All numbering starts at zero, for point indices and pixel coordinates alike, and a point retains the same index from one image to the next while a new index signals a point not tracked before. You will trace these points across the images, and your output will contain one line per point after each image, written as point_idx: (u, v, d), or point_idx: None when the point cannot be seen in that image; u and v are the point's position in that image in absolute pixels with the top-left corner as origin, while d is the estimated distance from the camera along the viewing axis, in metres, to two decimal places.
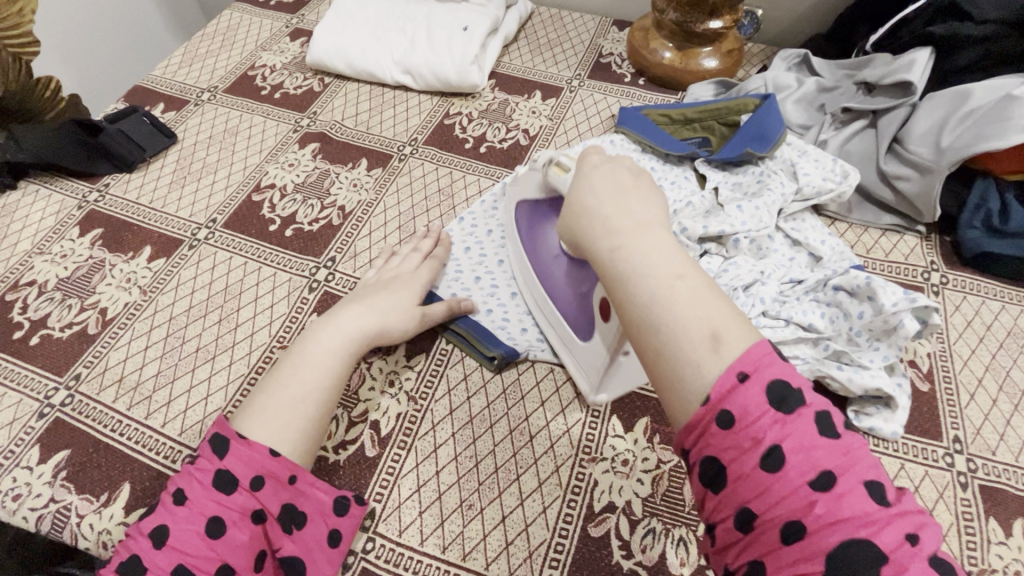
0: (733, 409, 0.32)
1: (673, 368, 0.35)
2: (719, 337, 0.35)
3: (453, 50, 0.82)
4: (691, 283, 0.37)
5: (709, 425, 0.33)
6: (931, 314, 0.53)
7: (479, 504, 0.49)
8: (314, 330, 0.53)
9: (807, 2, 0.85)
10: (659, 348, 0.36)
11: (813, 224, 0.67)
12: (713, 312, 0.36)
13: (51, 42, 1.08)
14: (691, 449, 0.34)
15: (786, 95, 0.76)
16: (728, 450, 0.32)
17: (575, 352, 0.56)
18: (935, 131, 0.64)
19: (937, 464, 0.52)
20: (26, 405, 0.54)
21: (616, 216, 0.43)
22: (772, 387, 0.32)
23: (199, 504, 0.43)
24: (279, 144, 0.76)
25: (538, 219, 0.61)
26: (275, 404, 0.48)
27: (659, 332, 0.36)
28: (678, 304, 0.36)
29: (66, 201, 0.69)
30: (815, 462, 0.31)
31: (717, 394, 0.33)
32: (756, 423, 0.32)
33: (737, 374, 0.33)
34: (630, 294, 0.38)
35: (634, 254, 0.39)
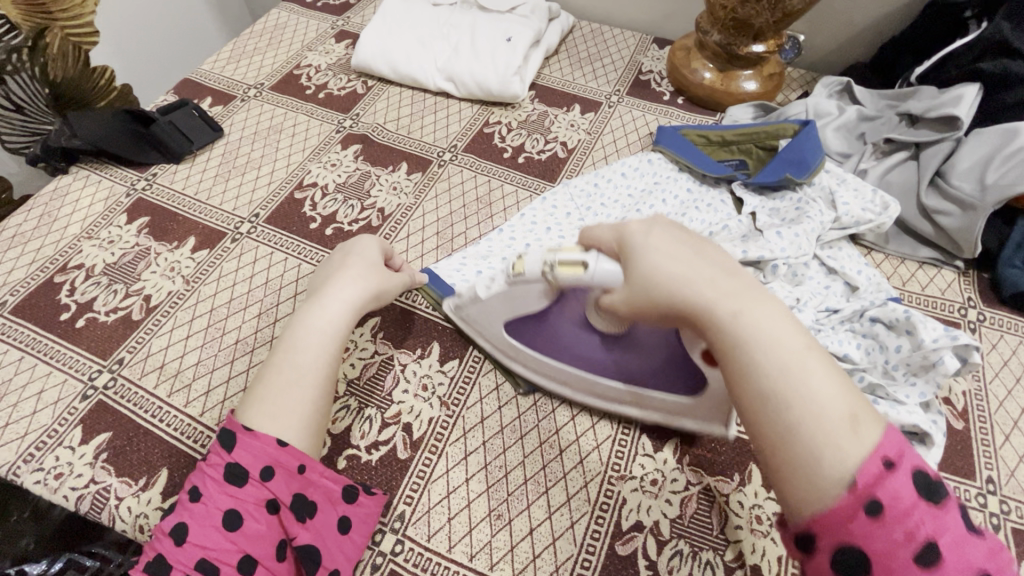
0: (881, 497, 0.32)
1: (806, 448, 0.34)
2: (858, 419, 0.34)
3: (496, 60, 0.83)
4: (810, 360, 0.37)
5: (853, 513, 0.32)
6: (971, 352, 0.53)
7: (508, 515, 0.49)
8: (303, 314, 0.52)
9: (851, 30, 0.86)
10: (787, 426, 0.35)
11: (850, 253, 0.67)
12: (835, 387, 0.36)
13: (106, 31, 1.11)
14: (822, 535, 0.33)
15: (826, 122, 0.76)
16: (874, 540, 0.32)
17: (677, 405, 0.53)
18: (979, 168, 0.64)
19: (969, 504, 0.51)
20: (70, 386, 0.55)
21: (712, 281, 0.41)
22: (918, 477, 0.33)
23: (213, 498, 0.42)
24: (323, 144, 0.78)
25: (539, 323, 0.56)
26: (275, 388, 0.47)
27: (794, 412, 0.35)
28: (815, 383, 0.35)
29: (115, 188, 0.71)
30: (968, 559, 0.31)
31: (864, 482, 0.32)
32: (910, 515, 0.32)
33: (884, 461, 0.33)
34: (749, 365, 0.37)
35: (759, 329, 0.38)
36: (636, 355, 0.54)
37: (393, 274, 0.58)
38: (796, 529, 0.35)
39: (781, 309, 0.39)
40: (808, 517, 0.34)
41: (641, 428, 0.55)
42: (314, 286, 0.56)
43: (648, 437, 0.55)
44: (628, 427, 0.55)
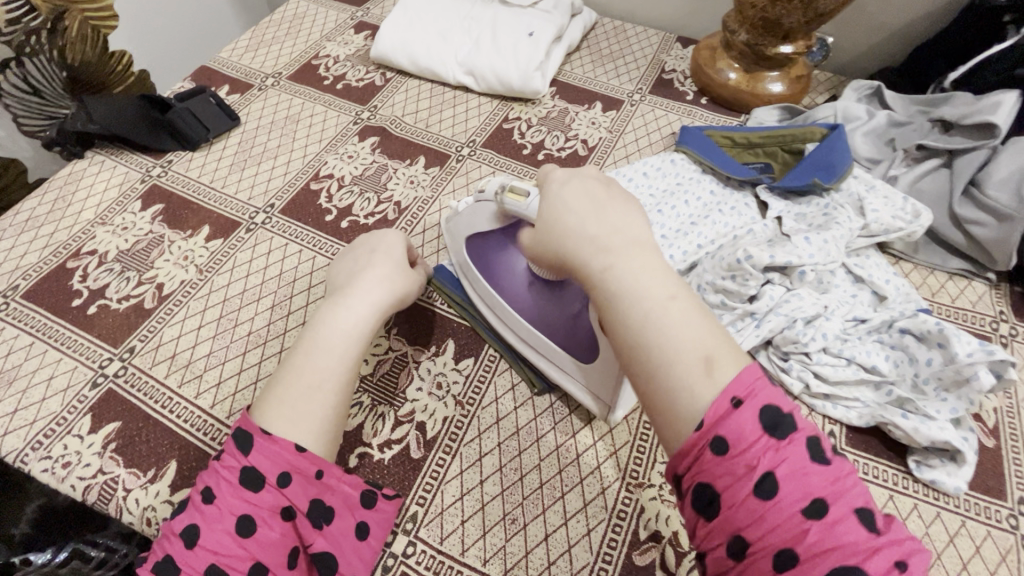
0: (725, 432, 0.34)
1: (668, 383, 0.37)
2: (712, 361, 0.36)
3: (518, 55, 0.82)
4: (680, 313, 0.39)
5: (702, 450, 0.34)
6: (1006, 369, 0.51)
7: (522, 519, 0.48)
8: (325, 313, 0.51)
9: (881, 33, 0.83)
10: (658, 368, 0.37)
11: (878, 262, 0.65)
12: (695, 330, 0.38)
13: (126, 18, 1.10)
14: (685, 474, 0.35)
15: (855, 127, 0.74)
16: (721, 476, 0.33)
17: (574, 372, 0.53)
18: (1018, 176, 0.62)
19: (1000, 525, 0.49)
20: (80, 373, 0.54)
21: (603, 236, 0.43)
22: (766, 410, 0.34)
23: (227, 503, 0.41)
24: (340, 135, 0.77)
25: (493, 251, 0.58)
26: (295, 392, 0.46)
27: (660, 357, 0.37)
28: (667, 328, 0.38)
29: (130, 174, 0.71)
30: (808, 490, 0.32)
31: (712, 417, 0.34)
32: (751, 449, 0.33)
33: (732, 398, 0.34)
34: (622, 314, 0.40)
35: (626, 276, 0.40)
36: (552, 307, 0.55)
37: (414, 274, 0.57)
38: (670, 471, 0.37)
39: (662, 265, 0.41)
40: (672, 453, 0.36)
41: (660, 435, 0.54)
42: (336, 283, 0.55)
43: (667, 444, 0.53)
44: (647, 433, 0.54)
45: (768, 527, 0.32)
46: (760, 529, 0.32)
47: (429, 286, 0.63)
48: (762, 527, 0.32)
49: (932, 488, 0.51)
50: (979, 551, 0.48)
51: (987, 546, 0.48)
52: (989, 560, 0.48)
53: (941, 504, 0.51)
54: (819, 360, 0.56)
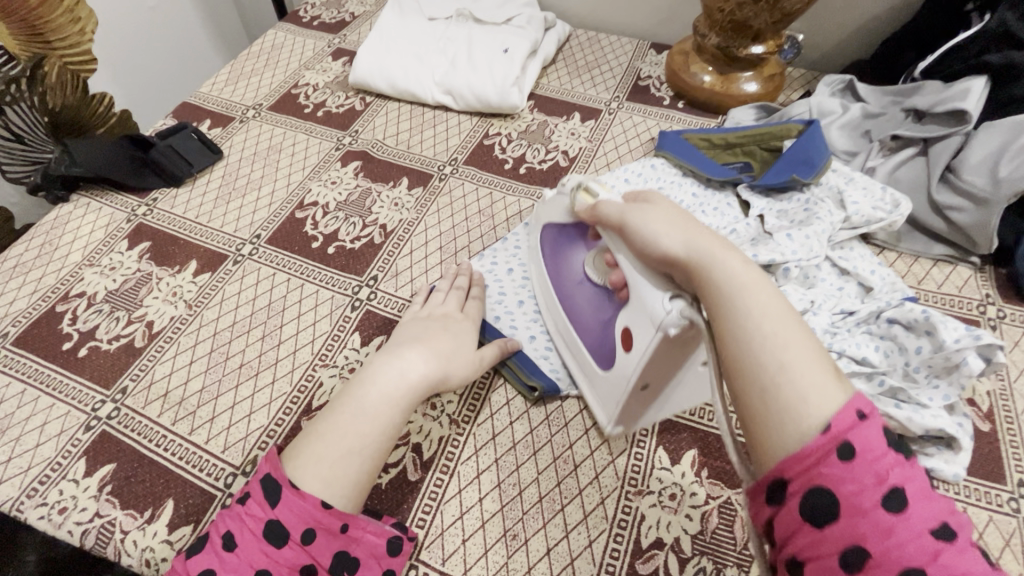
0: (854, 441, 0.30)
1: (788, 392, 0.32)
2: (839, 373, 0.34)
3: (494, 72, 0.83)
4: (789, 325, 0.35)
5: (826, 455, 0.30)
6: (995, 353, 0.51)
7: (524, 535, 0.48)
8: (376, 371, 0.48)
9: (850, 27, 0.85)
10: (771, 380, 0.33)
11: (862, 253, 0.65)
12: (805, 344, 0.34)
13: (104, 59, 1.12)
14: (794, 479, 0.31)
15: (830, 121, 0.75)
16: (844, 483, 0.29)
17: (596, 381, 0.53)
18: (991, 160, 0.63)
19: (1002, 510, 0.49)
20: (73, 417, 0.54)
21: (705, 239, 0.41)
22: (888, 433, 0.31)
23: (247, 553, 0.40)
24: (322, 162, 0.78)
25: (565, 245, 0.59)
26: (332, 454, 0.44)
27: (768, 360, 0.34)
28: (784, 337, 0.35)
29: (116, 215, 0.71)
30: (933, 513, 0.29)
31: (840, 424, 0.31)
32: (881, 461, 0.30)
33: (858, 411, 0.31)
34: (738, 308, 0.36)
35: (738, 272, 0.38)
36: (590, 309, 0.55)
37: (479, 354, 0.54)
38: (764, 482, 0.32)
39: (760, 273, 0.39)
40: (781, 459, 0.32)
41: (657, 441, 0.54)
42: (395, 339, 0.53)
43: (664, 450, 0.53)
44: (644, 440, 0.54)
45: (895, 542, 0.28)
46: (888, 542, 0.28)
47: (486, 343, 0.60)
48: (889, 541, 0.28)
49: (932, 477, 0.51)
50: (982, 537, 0.48)
51: (990, 532, 0.48)
52: (993, 545, 0.48)
53: (941, 492, 0.50)
54: None
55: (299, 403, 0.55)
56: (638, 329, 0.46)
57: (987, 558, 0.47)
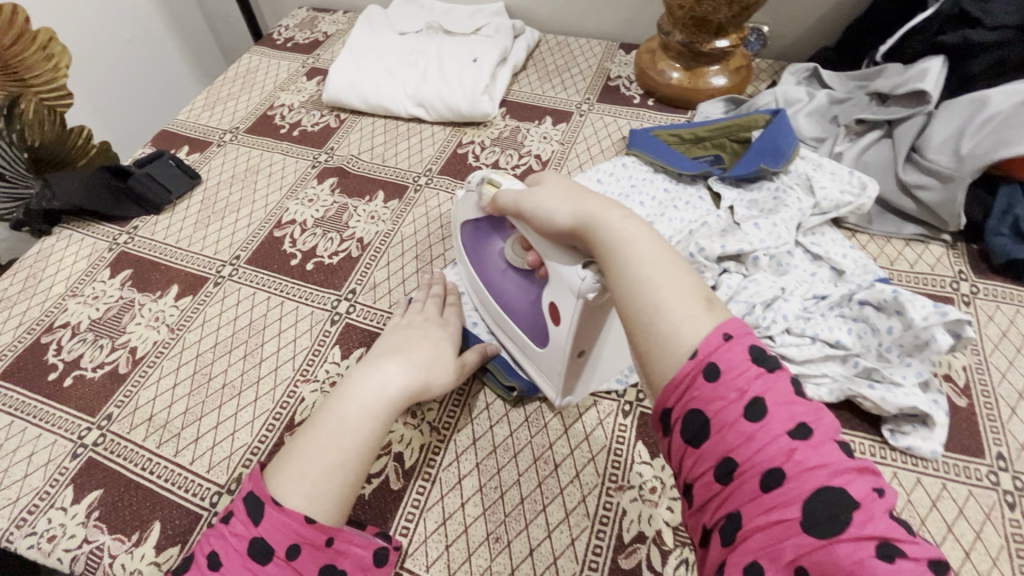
0: (719, 363, 0.34)
1: (665, 327, 0.37)
2: (711, 300, 0.39)
3: (464, 81, 0.84)
4: (665, 270, 0.40)
5: (694, 378, 0.35)
6: (963, 327, 0.52)
7: (506, 536, 0.48)
8: (356, 384, 0.49)
9: (812, 16, 0.86)
10: (651, 318, 0.38)
11: (833, 237, 0.66)
12: (682, 283, 0.39)
13: (83, 93, 1.13)
14: (675, 407, 0.35)
15: (797, 109, 0.76)
16: (712, 402, 0.34)
17: (535, 357, 0.55)
18: (954, 138, 0.64)
19: (981, 484, 0.49)
20: (60, 446, 0.55)
21: (589, 207, 0.45)
22: (754, 349, 0.35)
23: (233, 571, 0.41)
24: (299, 181, 0.79)
25: (482, 240, 0.60)
26: (313, 468, 0.44)
27: (650, 302, 0.38)
28: (661, 281, 0.39)
29: (98, 244, 0.72)
30: (792, 415, 0.33)
31: (705, 349, 0.35)
32: (742, 377, 0.34)
33: (723, 334, 0.36)
34: (625, 262, 0.40)
35: (620, 229, 0.42)
36: (518, 294, 0.56)
37: (462, 363, 0.55)
38: (658, 411, 0.37)
39: (642, 224, 0.43)
40: (664, 387, 0.36)
41: (636, 436, 0.54)
42: (377, 351, 0.54)
43: (644, 444, 0.54)
44: (622, 436, 0.54)
45: (757, 447, 0.32)
46: (750, 450, 0.32)
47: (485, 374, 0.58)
48: (750, 447, 0.32)
49: (910, 455, 0.51)
50: (963, 513, 0.48)
51: (970, 507, 0.48)
52: (973, 520, 0.48)
53: (920, 470, 0.51)
54: (782, 341, 0.56)
55: (281, 419, 0.56)
56: (561, 301, 0.47)
57: (968, 533, 0.47)
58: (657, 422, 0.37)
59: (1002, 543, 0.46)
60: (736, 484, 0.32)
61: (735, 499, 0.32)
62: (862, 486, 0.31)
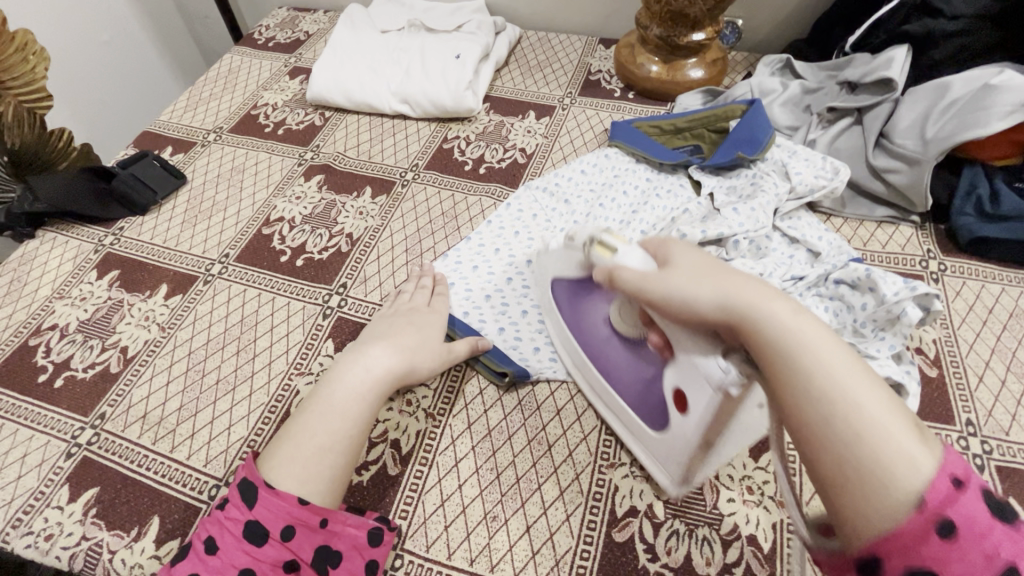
0: (953, 517, 0.30)
1: (874, 458, 0.32)
2: (922, 429, 0.34)
3: (447, 78, 0.85)
4: (866, 383, 0.35)
5: (925, 533, 0.30)
6: (932, 301, 0.55)
7: (504, 515, 0.50)
8: (341, 371, 0.50)
9: (784, 9, 0.89)
10: (854, 448, 0.33)
11: (809, 221, 0.68)
12: (885, 405, 0.34)
13: (60, 95, 1.12)
14: (887, 556, 0.31)
15: (772, 99, 0.78)
16: (953, 564, 0.29)
17: (647, 440, 0.50)
18: (919, 123, 0.66)
19: (952, 448, 0.52)
20: (53, 446, 0.55)
21: (744, 293, 0.39)
22: (989, 497, 0.31)
23: (229, 554, 0.42)
24: (286, 178, 0.79)
25: (580, 299, 0.57)
26: (303, 453, 0.45)
27: (849, 429, 0.33)
28: (865, 404, 0.34)
29: (83, 246, 0.72)
30: None
31: (936, 501, 0.30)
32: (987, 537, 0.29)
33: (953, 479, 0.31)
34: (811, 368, 0.35)
35: (793, 326, 0.37)
36: (629, 363, 0.52)
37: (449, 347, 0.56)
38: (858, 557, 0.32)
39: (814, 320, 0.38)
40: (872, 538, 0.31)
41: None
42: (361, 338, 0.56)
43: None
44: None
45: None
46: None
47: (476, 363, 0.60)
48: None
49: None
50: None
51: None
52: None
53: None
54: None
55: (277, 412, 0.56)
56: (693, 391, 0.43)
57: None
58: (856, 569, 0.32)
59: None
60: None
61: None
62: None
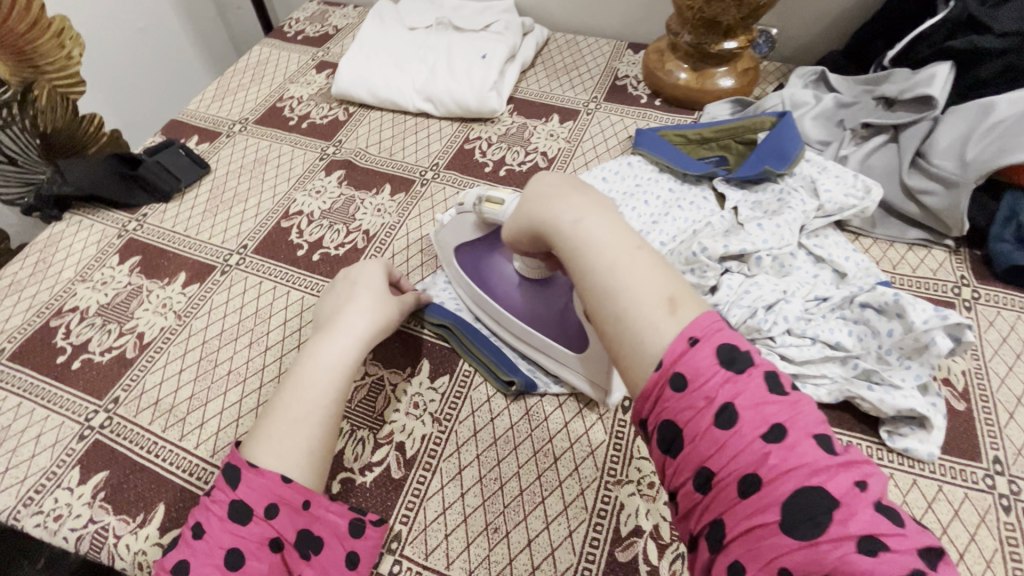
0: (684, 370, 0.36)
1: (633, 330, 0.39)
2: (677, 301, 0.39)
3: (472, 77, 0.84)
4: (634, 269, 0.41)
5: (663, 389, 0.36)
6: (963, 331, 0.52)
7: (505, 527, 0.49)
8: (313, 347, 0.52)
9: (820, 19, 0.86)
10: (620, 325, 0.40)
11: (837, 240, 0.66)
12: (648, 283, 0.40)
13: (93, 80, 1.15)
14: (649, 417, 0.37)
15: (803, 112, 0.76)
16: (682, 412, 0.35)
17: (574, 365, 0.56)
18: (959, 143, 0.64)
19: (978, 487, 0.50)
20: (67, 428, 0.56)
21: (548, 213, 0.47)
22: (721, 350, 0.36)
23: (216, 537, 0.42)
24: (307, 172, 0.79)
25: (480, 258, 0.62)
26: (282, 426, 0.47)
27: (619, 304, 0.40)
28: (628, 287, 0.40)
29: (107, 231, 0.73)
30: (765, 417, 0.33)
31: (670, 358, 0.36)
32: (709, 384, 0.35)
33: (688, 339, 0.36)
34: (595, 264, 0.42)
35: (590, 232, 0.44)
36: (538, 302, 0.58)
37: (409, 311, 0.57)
38: (637, 418, 0.39)
39: (606, 224, 0.44)
40: (637, 396, 0.38)
41: (635, 431, 0.55)
42: (325, 316, 0.56)
43: (643, 440, 0.54)
44: (622, 430, 0.55)
45: (731, 454, 0.33)
46: (726, 458, 0.33)
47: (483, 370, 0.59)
48: (724, 455, 0.33)
49: (907, 457, 0.52)
50: (958, 514, 0.49)
51: (965, 509, 0.49)
52: (968, 522, 0.48)
53: (917, 471, 0.51)
54: (783, 342, 0.56)
55: None
56: None
57: (963, 535, 0.47)
58: (639, 426, 0.39)
59: (995, 545, 0.47)
60: (716, 491, 0.33)
61: (716, 507, 0.33)
62: (845, 483, 0.31)
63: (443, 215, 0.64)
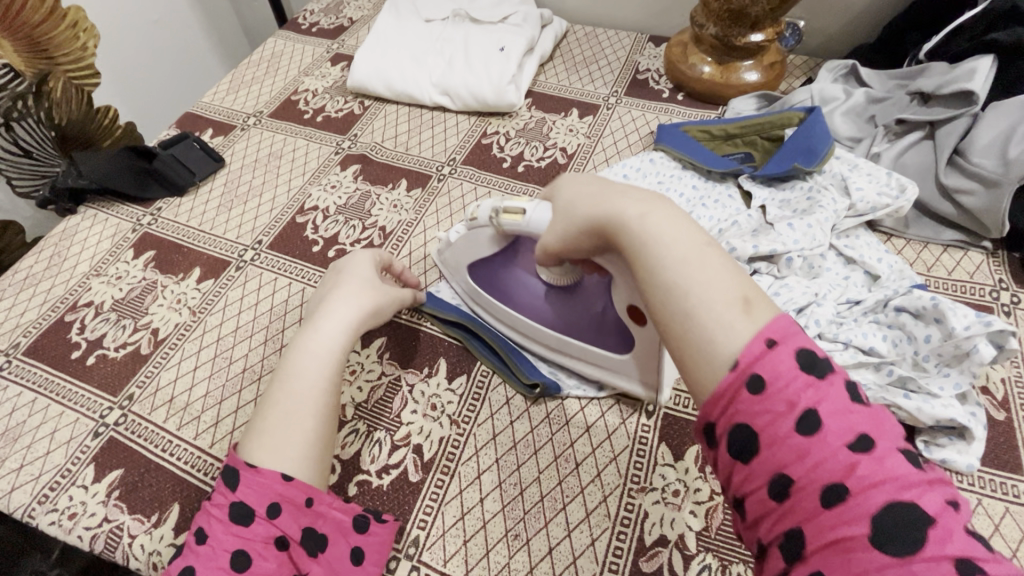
0: (763, 373, 0.31)
1: (700, 332, 0.34)
2: (751, 301, 0.35)
3: (490, 70, 0.83)
4: (699, 264, 0.37)
5: (736, 391, 0.32)
6: (1007, 338, 0.50)
7: (525, 534, 0.48)
8: (299, 340, 0.51)
9: (851, 11, 0.83)
10: (685, 326, 0.35)
11: (869, 240, 0.63)
12: (717, 279, 0.36)
13: (107, 73, 1.14)
14: (717, 420, 0.33)
15: (833, 107, 0.73)
16: (759, 416, 0.31)
17: (616, 366, 0.54)
18: (1000, 143, 0.61)
19: (1019, 501, 0.48)
20: (82, 424, 0.55)
21: (595, 207, 0.43)
22: (802, 354, 0.32)
23: (219, 540, 0.41)
24: (323, 166, 0.78)
25: (498, 271, 0.59)
26: (273, 421, 0.46)
27: (686, 302, 0.36)
28: (697, 286, 0.36)
29: (122, 225, 0.72)
30: (850, 425, 0.30)
31: (747, 359, 0.32)
32: (790, 387, 0.31)
33: (766, 340, 0.32)
34: (656, 260, 0.38)
35: (649, 225, 0.39)
36: (569, 309, 0.56)
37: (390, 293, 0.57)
38: (698, 422, 0.34)
39: (666, 215, 0.40)
40: (702, 402, 0.34)
41: (659, 437, 0.53)
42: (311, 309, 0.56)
43: (667, 446, 0.52)
44: (646, 436, 0.53)
45: (813, 463, 0.30)
46: (806, 466, 0.30)
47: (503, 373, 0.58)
48: (805, 464, 0.30)
49: (945, 469, 0.49)
50: (999, 530, 0.46)
51: (1007, 524, 0.47)
52: (1009, 537, 0.46)
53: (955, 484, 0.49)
54: None
55: None
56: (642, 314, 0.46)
57: (1004, 552, 0.45)
58: (697, 430, 0.35)
59: None
60: (794, 501, 0.30)
61: (793, 518, 0.30)
62: (937, 500, 0.28)
63: (450, 233, 0.61)
